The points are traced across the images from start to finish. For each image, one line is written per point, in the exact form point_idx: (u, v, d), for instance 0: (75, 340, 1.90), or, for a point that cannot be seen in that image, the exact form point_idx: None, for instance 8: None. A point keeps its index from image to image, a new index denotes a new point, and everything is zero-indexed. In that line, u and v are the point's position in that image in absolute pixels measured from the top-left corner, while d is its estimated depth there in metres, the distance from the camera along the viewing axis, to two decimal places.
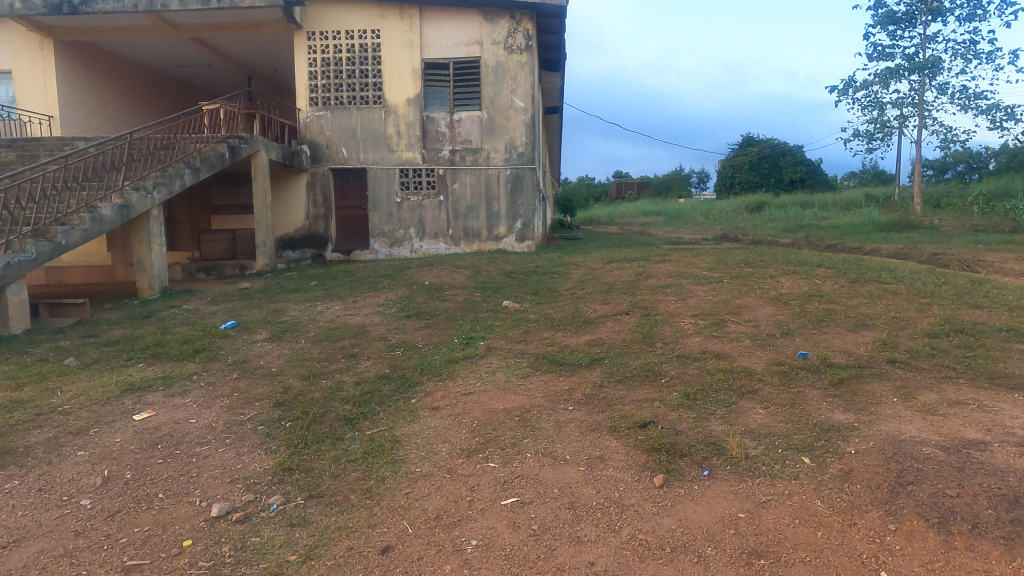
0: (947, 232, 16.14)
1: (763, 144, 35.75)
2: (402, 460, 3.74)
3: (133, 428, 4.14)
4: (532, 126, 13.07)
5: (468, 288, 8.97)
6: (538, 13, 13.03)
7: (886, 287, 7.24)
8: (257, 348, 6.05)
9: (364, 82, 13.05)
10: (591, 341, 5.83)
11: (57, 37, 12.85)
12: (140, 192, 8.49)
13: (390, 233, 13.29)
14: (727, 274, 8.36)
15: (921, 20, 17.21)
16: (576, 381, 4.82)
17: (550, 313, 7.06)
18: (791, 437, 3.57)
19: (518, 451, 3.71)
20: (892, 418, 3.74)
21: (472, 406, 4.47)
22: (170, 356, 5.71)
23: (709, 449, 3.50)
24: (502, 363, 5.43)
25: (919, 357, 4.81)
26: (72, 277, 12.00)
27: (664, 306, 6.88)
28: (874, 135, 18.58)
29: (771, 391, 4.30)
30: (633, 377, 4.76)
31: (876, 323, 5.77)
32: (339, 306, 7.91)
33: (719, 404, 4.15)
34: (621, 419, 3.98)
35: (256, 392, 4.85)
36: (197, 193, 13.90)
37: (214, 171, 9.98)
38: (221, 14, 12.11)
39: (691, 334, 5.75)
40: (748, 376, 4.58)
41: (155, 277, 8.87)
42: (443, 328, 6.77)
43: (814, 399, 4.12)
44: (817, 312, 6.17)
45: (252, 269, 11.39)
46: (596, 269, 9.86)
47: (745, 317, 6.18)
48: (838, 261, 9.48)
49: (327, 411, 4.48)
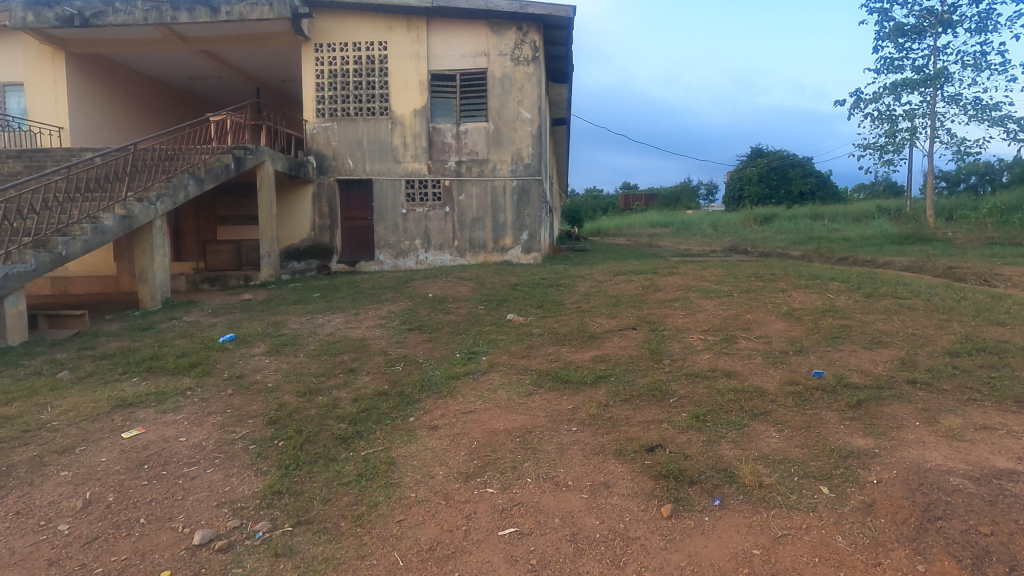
0: (961, 245, 15.83)
1: (774, 156, 35.58)
2: (396, 484, 3.59)
3: (120, 447, 4.01)
4: (539, 137, 12.99)
5: (472, 300, 8.83)
6: (545, 24, 13.05)
7: (903, 302, 7.02)
8: (254, 362, 5.92)
9: (370, 94, 13.05)
10: (596, 357, 5.66)
11: (69, 49, 13.01)
12: (143, 203, 8.46)
13: (395, 245, 13.20)
14: (737, 288, 8.16)
15: (931, 32, 17.09)
16: (580, 401, 4.63)
17: (555, 327, 6.90)
18: (807, 463, 3.38)
19: (518, 476, 3.53)
20: (915, 444, 3.53)
21: (472, 426, 4.30)
22: (165, 370, 5.59)
23: (721, 475, 3.30)
24: (503, 380, 5.26)
25: (941, 377, 4.58)
26: (78, 287, 12.00)
27: (671, 320, 6.69)
28: (885, 147, 18.41)
29: (785, 413, 4.11)
30: (639, 397, 4.57)
31: (894, 340, 5.56)
32: (341, 319, 7.79)
33: (731, 426, 3.96)
34: (626, 442, 3.81)
35: (250, 409, 4.70)
36: (204, 203, 13.90)
37: (219, 181, 9.93)
38: (230, 25, 12.20)
39: (700, 350, 5.56)
40: (760, 397, 4.38)
41: (157, 288, 8.80)
42: (445, 343, 6.61)
43: (831, 422, 3.91)
44: (831, 328, 5.96)
45: (256, 279, 11.37)
46: (603, 282, 9.70)
47: (757, 333, 5.98)
48: (852, 274, 9.23)
49: (322, 429, 4.35)
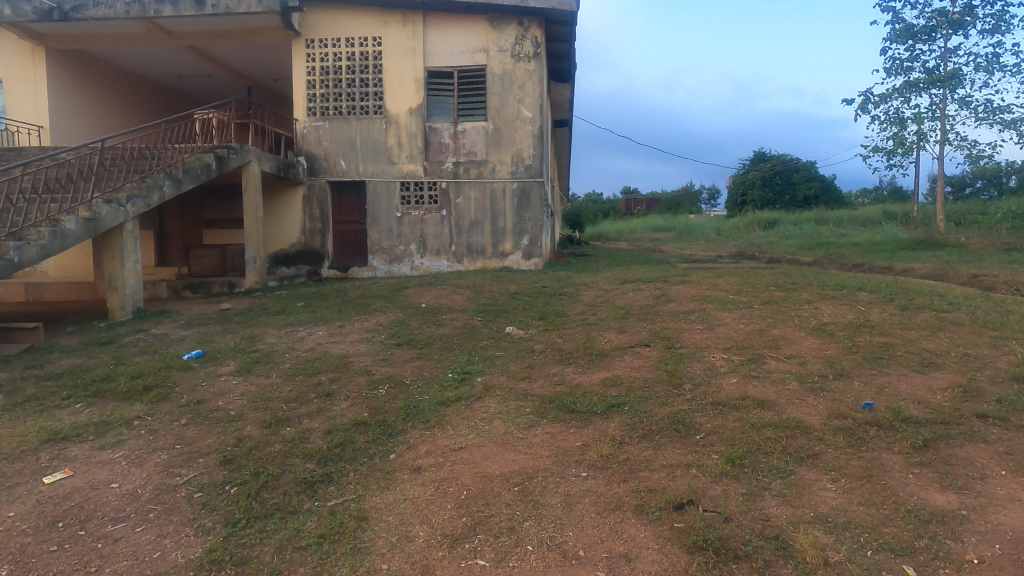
0: (977, 251, 15.16)
1: (776, 160, 34.79)
2: (366, 549, 2.95)
3: (36, 497, 3.34)
4: (540, 137, 12.33)
5: (468, 311, 8.15)
6: (548, 19, 12.42)
7: (945, 316, 6.31)
8: (220, 384, 5.23)
9: (364, 91, 12.42)
10: (607, 380, 4.96)
11: (50, 45, 12.39)
12: (111, 204, 7.80)
13: (389, 249, 12.53)
14: (757, 298, 7.48)
15: (943, 33, 16.48)
16: (589, 436, 3.94)
17: (558, 342, 6.21)
18: (880, 530, 2.72)
19: (515, 543, 2.87)
20: (1011, 503, 2.87)
21: (461, 469, 3.62)
22: (115, 394, 4.91)
23: (772, 546, 2.66)
24: (500, 407, 4.56)
25: (1016, 410, 3.88)
26: (53, 294, 11.33)
27: (688, 336, 6.00)
28: (895, 152, 17.79)
29: (838, 457, 3.43)
30: (659, 432, 3.88)
31: (946, 362, 4.87)
32: (324, 332, 7.10)
33: (775, 474, 3.28)
34: (648, 494, 3.14)
35: (203, 445, 4.01)
36: (189, 205, 13.23)
37: (198, 182, 9.27)
38: (217, 19, 11.57)
39: (725, 373, 4.87)
40: (805, 434, 3.69)
41: (127, 297, 8.15)
42: (437, 360, 5.93)
43: (896, 470, 3.23)
44: (871, 347, 5.26)
45: (241, 286, 10.69)
46: (609, 290, 9.03)
47: (787, 352, 5.29)
48: (878, 284, 8.53)
49: (284, 472, 3.69)
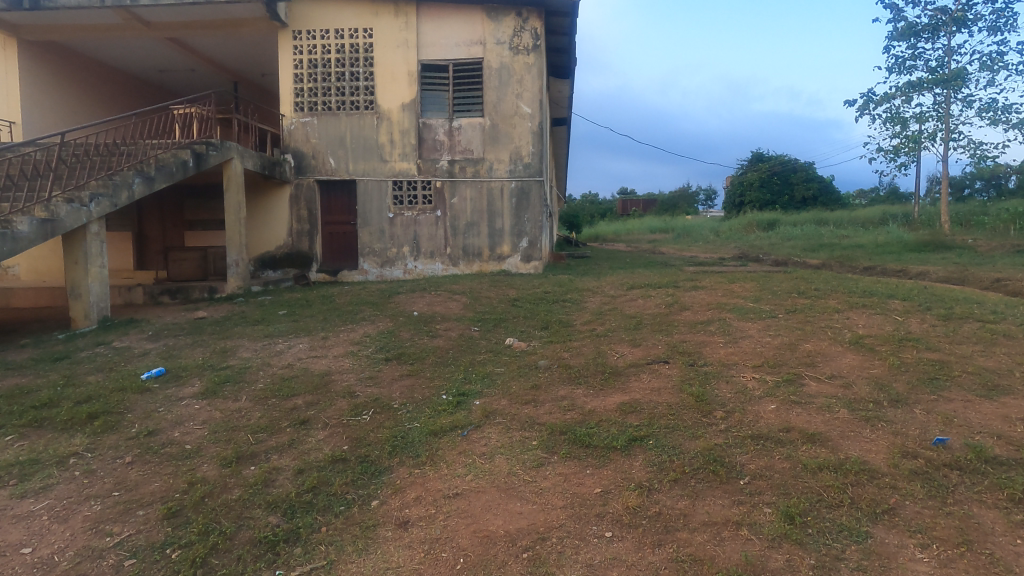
0: (987, 253, 14.60)
1: (775, 160, 34.32)
2: None
3: None
4: (540, 134, 11.68)
5: (464, 320, 7.47)
6: (547, 10, 11.76)
7: (993, 327, 5.69)
8: (180, 410, 4.53)
9: (354, 86, 11.76)
10: (624, 405, 4.28)
11: (22, 36, 11.59)
12: (73, 203, 7.11)
13: (381, 252, 11.85)
14: (781, 307, 6.84)
15: (945, 31, 15.95)
16: (610, 480, 3.28)
17: (565, 358, 5.54)
18: None
19: None
20: None
21: (458, 524, 2.97)
22: (54, 423, 4.23)
23: None
24: (502, 440, 3.89)
25: None
26: (20, 301, 10.61)
27: (711, 351, 5.35)
28: (901, 152, 17.21)
29: (921, 512, 2.79)
30: (694, 476, 3.22)
31: (1014, 386, 4.23)
32: (305, 344, 6.41)
33: (848, 537, 2.65)
34: (693, 566, 2.54)
35: (146, 492, 3.33)
36: (169, 205, 12.50)
37: (173, 180, 8.54)
38: (197, 9, 10.86)
39: (762, 399, 4.20)
40: (874, 480, 3.04)
41: (92, 305, 7.45)
42: (430, 379, 5.26)
43: (999, 534, 2.61)
44: (923, 366, 4.63)
45: (222, 292, 9.97)
46: (616, 297, 8.38)
47: (827, 372, 4.64)
48: (904, 290, 7.89)
49: (240, 528, 3.03)
